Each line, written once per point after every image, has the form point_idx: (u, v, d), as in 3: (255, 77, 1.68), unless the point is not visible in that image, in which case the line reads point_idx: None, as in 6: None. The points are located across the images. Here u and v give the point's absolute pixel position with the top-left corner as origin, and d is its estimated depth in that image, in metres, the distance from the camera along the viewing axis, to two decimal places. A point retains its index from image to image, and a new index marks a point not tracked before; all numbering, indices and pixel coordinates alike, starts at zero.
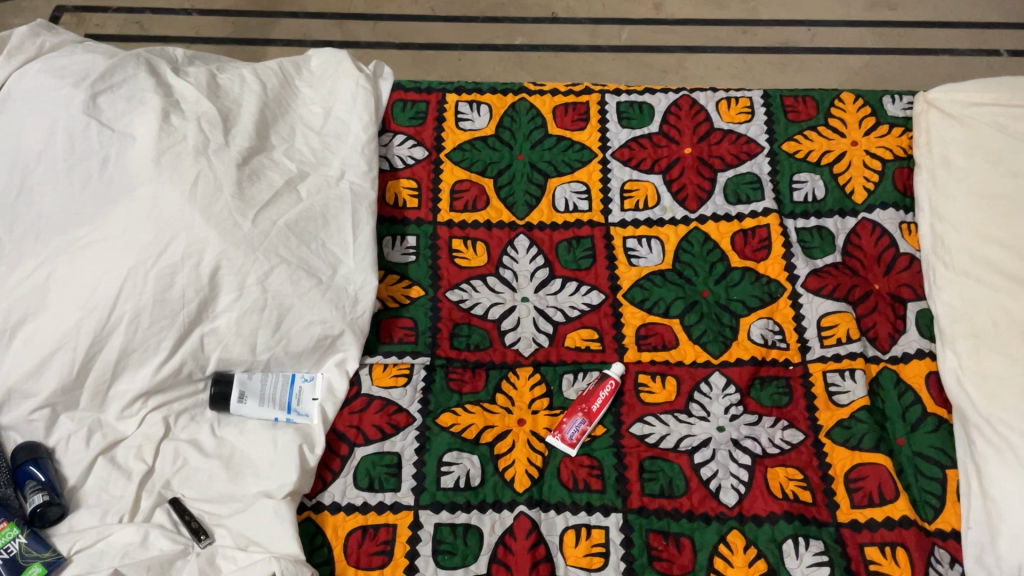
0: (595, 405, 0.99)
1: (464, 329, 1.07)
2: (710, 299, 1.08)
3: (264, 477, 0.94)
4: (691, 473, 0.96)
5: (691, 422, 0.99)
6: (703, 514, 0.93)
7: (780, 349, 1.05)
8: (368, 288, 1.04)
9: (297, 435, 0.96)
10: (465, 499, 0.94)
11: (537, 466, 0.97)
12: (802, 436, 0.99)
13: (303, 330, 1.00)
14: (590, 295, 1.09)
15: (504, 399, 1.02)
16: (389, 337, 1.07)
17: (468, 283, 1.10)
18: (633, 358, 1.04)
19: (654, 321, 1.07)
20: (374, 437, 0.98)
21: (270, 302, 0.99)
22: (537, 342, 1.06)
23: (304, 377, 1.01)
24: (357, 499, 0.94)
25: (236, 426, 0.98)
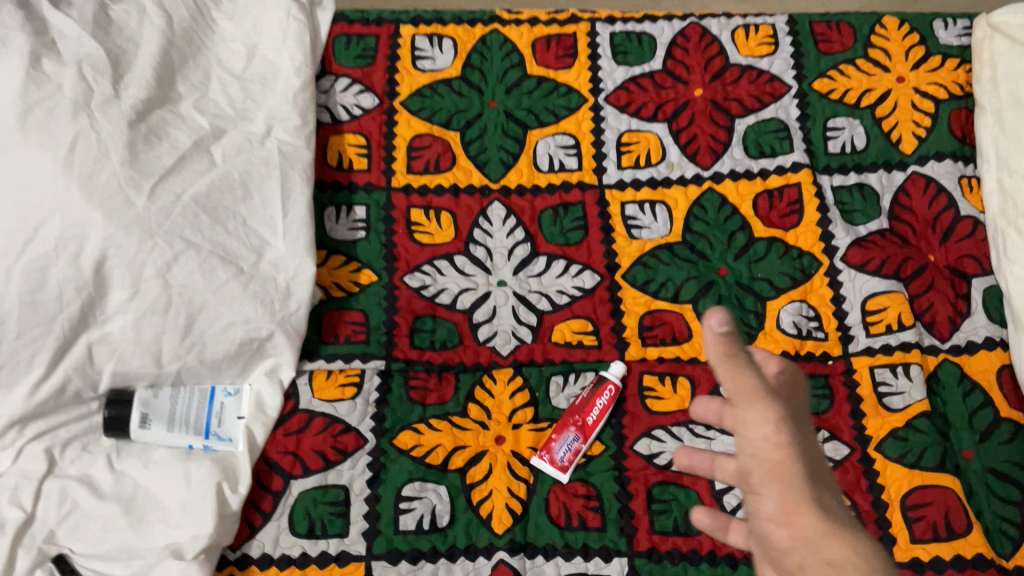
0: (591, 416, 0.80)
1: (427, 323, 0.87)
2: (729, 278, 0.88)
3: (173, 526, 0.74)
4: (711, 503, 0.78)
5: (710, 437, 0.81)
6: (728, 557, 0.76)
7: (817, 340, 0.84)
8: (303, 275, 0.83)
9: (215, 468, 0.76)
10: (431, 545, 0.76)
11: (519, 498, 0.78)
12: (847, 450, 0.79)
13: (221, 333, 0.79)
14: (582, 277, 0.88)
15: (478, 412, 0.83)
16: (334, 336, 0.86)
17: (431, 264, 0.89)
18: (637, 355, 0.85)
19: (661, 307, 0.87)
20: (315, 466, 0.79)
21: (177, 299, 0.77)
22: (518, 337, 0.86)
23: (226, 392, 0.81)
24: (294, 549, 0.75)
25: (139, 457, 0.78)
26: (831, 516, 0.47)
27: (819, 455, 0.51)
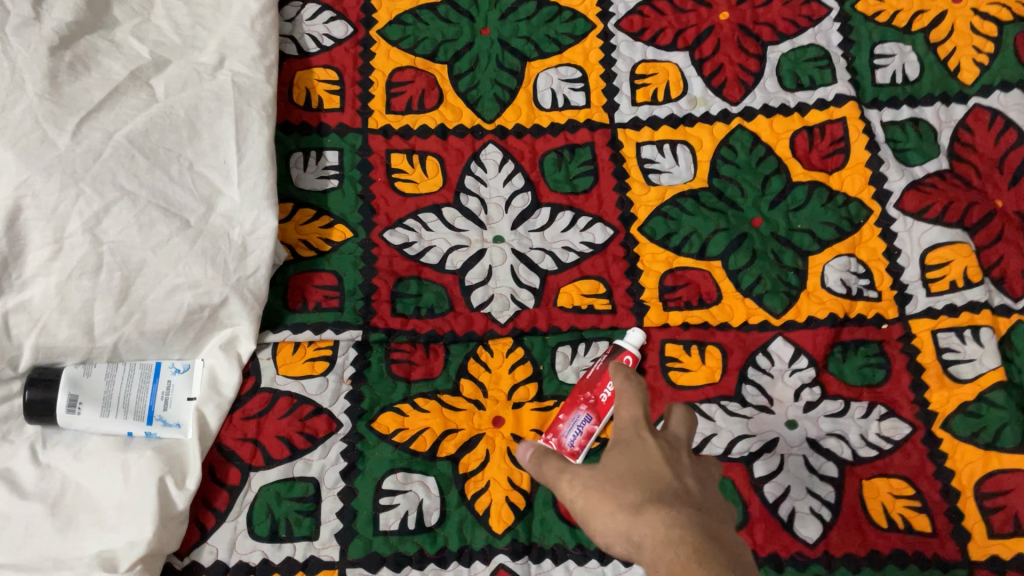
0: (605, 391, 0.68)
1: (412, 287, 0.74)
2: (764, 229, 0.75)
3: (109, 529, 0.61)
4: (750, 493, 0.65)
5: (747, 416, 0.68)
6: (772, 557, 0.63)
7: (868, 301, 0.72)
8: (262, 230, 0.70)
9: (158, 460, 0.64)
10: (417, 548, 0.64)
11: (522, 491, 0.66)
12: (909, 429, 0.67)
13: (164, 299, 0.66)
14: (592, 231, 0.76)
15: (471, 389, 0.70)
16: (302, 302, 0.73)
17: (415, 218, 0.76)
18: (658, 320, 0.72)
19: (685, 265, 0.74)
20: (279, 456, 0.66)
21: (109, 258, 0.65)
22: (518, 302, 0.74)
23: (173, 368, 0.68)
24: (253, 556, 0.63)
25: (69, 447, 0.65)
26: (617, 471, 0.50)
27: (640, 457, 0.50)
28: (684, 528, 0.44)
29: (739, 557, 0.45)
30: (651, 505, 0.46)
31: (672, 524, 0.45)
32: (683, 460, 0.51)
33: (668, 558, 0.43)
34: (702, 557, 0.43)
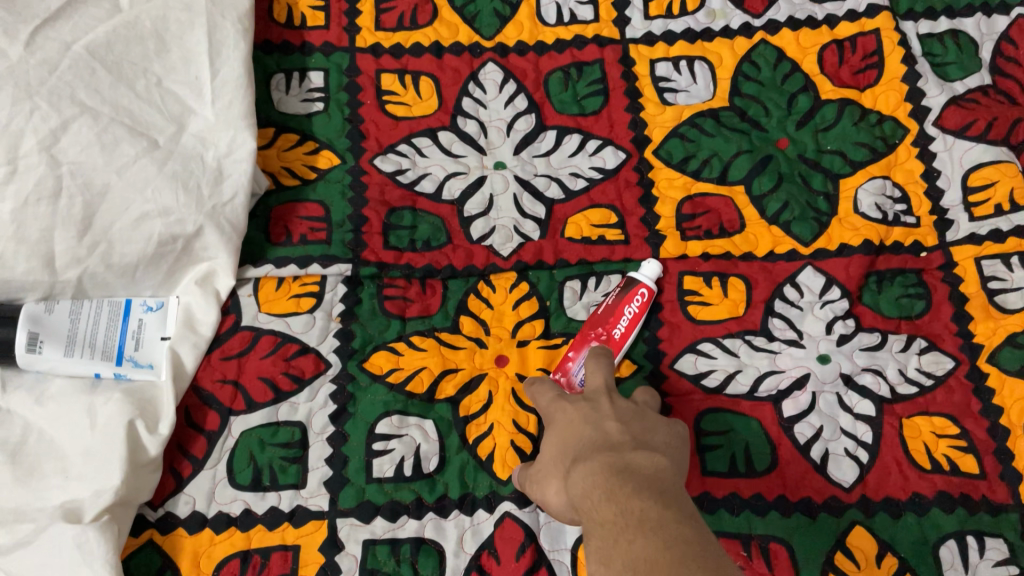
0: (618, 328, 0.61)
1: (405, 218, 0.68)
2: (790, 151, 0.69)
3: (74, 478, 0.55)
4: (778, 434, 0.59)
5: (774, 351, 0.62)
6: (805, 503, 0.57)
7: (905, 227, 0.66)
8: (238, 152, 0.64)
9: (127, 402, 0.58)
10: (415, 497, 0.57)
11: (528, 434, 0.60)
12: (952, 363, 0.61)
13: (133, 228, 0.60)
14: (602, 155, 0.69)
15: (472, 326, 0.64)
16: (286, 235, 0.67)
17: (409, 143, 0.70)
18: (675, 251, 0.66)
19: (705, 191, 0.68)
20: (261, 399, 0.61)
21: (70, 181, 0.58)
22: (522, 234, 0.67)
23: (145, 306, 0.63)
24: (233, 506, 0.57)
25: (31, 390, 0.59)
26: (558, 455, 0.50)
27: (567, 431, 0.51)
28: (593, 472, 0.44)
29: (659, 472, 0.44)
30: (574, 468, 0.47)
31: (584, 476, 0.44)
32: (603, 410, 0.51)
33: (588, 510, 0.43)
34: (608, 490, 0.42)
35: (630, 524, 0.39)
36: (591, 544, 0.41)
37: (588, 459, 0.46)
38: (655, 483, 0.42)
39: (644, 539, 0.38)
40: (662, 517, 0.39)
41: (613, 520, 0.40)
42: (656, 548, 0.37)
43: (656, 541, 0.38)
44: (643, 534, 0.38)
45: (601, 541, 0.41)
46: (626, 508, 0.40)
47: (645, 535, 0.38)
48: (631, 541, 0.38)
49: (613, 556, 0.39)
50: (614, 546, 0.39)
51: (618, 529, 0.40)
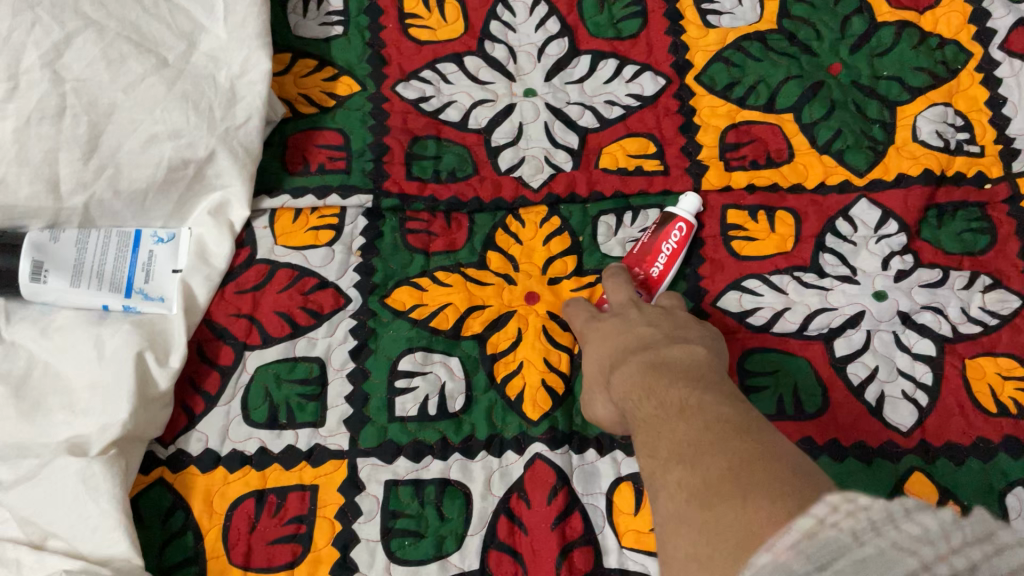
0: (656, 266, 0.57)
1: (429, 148, 0.64)
2: (843, 77, 0.64)
3: (81, 413, 0.52)
4: (829, 374, 0.55)
5: (826, 287, 0.58)
6: (859, 448, 0.53)
7: (968, 156, 0.61)
8: (252, 73, 0.60)
9: (137, 334, 0.54)
10: (440, 437, 0.54)
11: (560, 373, 0.56)
12: (1019, 301, 0.56)
13: (141, 150, 0.57)
14: (639, 81, 0.65)
15: (499, 261, 0.60)
16: (303, 164, 0.63)
17: (433, 70, 0.66)
18: (718, 182, 0.61)
19: (750, 119, 0.63)
20: (278, 334, 0.57)
21: (74, 99, 0.55)
22: (553, 165, 0.63)
23: (156, 237, 0.59)
24: (247, 444, 0.54)
25: (36, 321, 0.56)
26: (593, 362, 0.49)
27: (599, 338, 0.50)
28: (629, 371, 0.43)
29: (697, 360, 0.42)
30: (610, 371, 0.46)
31: (621, 376, 0.44)
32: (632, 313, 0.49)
33: (630, 408, 0.42)
34: (646, 384, 0.41)
35: (669, 413, 0.38)
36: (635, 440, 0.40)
37: (623, 360, 0.45)
38: (689, 369, 0.41)
39: (687, 422, 0.37)
40: (700, 399, 0.38)
41: (652, 413, 0.40)
42: (700, 430, 0.36)
43: (698, 423, 0.37)
44: (682, 417, 0.38)
45: (644, 437, 0.40)
46: (663, 399, 0.40)
47: (686, 419, 0.37)
48: (673, 428, 0.37)
49: (657, 446, 0.38)
50: (658, 437, 0.38)
51: (660, 419, 0.39)
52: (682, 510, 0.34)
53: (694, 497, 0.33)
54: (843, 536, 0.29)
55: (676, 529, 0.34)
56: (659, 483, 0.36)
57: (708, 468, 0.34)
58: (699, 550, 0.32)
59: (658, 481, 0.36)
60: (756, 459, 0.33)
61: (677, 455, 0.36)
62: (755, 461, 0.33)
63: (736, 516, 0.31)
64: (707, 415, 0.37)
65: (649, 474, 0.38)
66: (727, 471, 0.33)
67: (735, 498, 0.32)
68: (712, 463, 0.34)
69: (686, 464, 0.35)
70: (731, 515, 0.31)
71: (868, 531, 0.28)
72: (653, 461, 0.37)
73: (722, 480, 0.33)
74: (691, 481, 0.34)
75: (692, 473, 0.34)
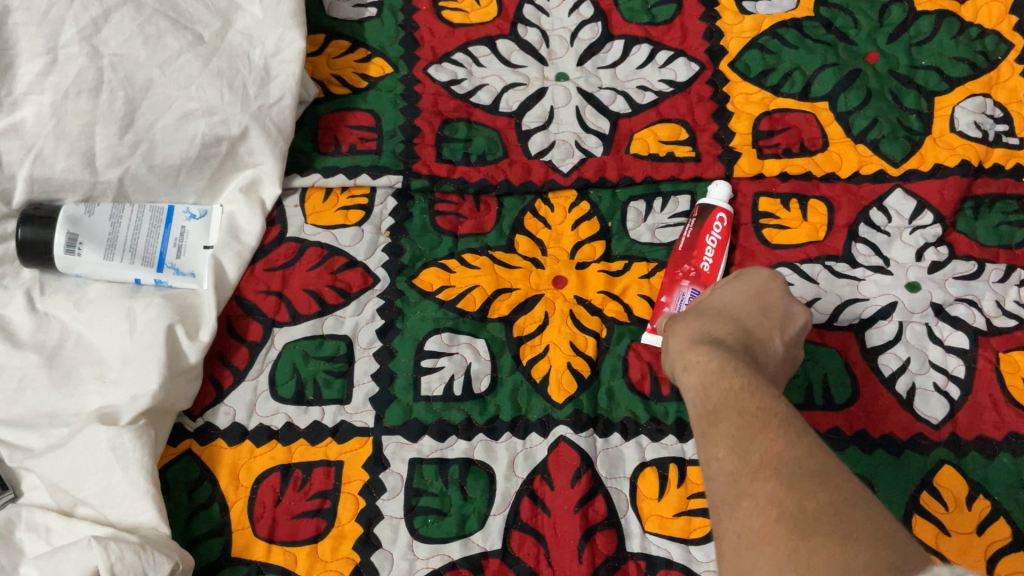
0: (706, 260, 0.57)
1: (460, 130, 0.64)
2: (881, 66, 0.63)
3: (111, 384, 0.53)
4: (860, 365, 0.54)
5: (858, 278, 0.57)
6: (888, 440, 0.52)
7: (1008, 148, 0.60)
8: (286, 52, 0.61)
9: (167, 308, 0.55)
10: (465, 417, 0.54)
11: (587, 357, 0.56)
12: None
13: (176, 127, 0.58)
14: (673, 67, 0.65)
15: (528, 245, 0.60)
16: (334, 144, 0.63)
17: (466, 53, 0.66)
18: (751, 170, 0.61)
19: (785, 107, 0.63)
20: (307, 311, 0.58)
21: (111, 74, 0.56)
22: (583, 149, 0.63)
23: (188, 214, 0.60)
24: (274, 419, 0.54)
25: (70, 295, 0.57)
26: (673, 339, 0.46)
27: (690, 322, 0.46)
28: (719, 361, 0.40)
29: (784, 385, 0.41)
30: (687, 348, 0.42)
31: (706, 361, 0.41)
32: (734, 313, 0.46)
33: (707, 394, 0.39)
34: (746, 384, 0.39)
35: (768, 419, 0.37)
36: (705, 429, 0.38)
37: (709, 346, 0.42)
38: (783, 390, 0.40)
39: (786, 439, 0.36)
40: (800, 425, 0.37)
41: (749, 409, 0.37)
42: (801, 453, 0.35)
43: (801, 444, 0.35)
44: (783, 432, 0.36)
45: (727, 425, 0.37)
46: (765, 402, 0.38)
47: (787, 435, 0.36)
48: (773, 440, 0.36)
49: (746, 446, 0.36)
50: (749, 438, 0.36)
51: (753, 421, 0.37)
52: (769, 529, 0.33)
53: (788, 524, 0.33)
54: None
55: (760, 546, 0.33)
56: (742, 489, 0.35)
57: (808, 498, 0.33)
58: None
59: (741, 486, 0.35)
60: (854, 505, 0.33)
61: (773, 469, 0.35)
62: (854, 510, 0.33)
63: (836, 560, 0.31)
64: (808, 441, 0.36)
65: (726, 475, 0.36)
66: (827, 509, 0.33)
67: (836, 539, 0.32)
68: (814, 498, 0.33)
69: (783, 484, 0.34)
70: (832, 559, 0.31)
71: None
72: (739, 464, 0.36)
73: (822, 518, 0.33)
74: (785, 505, 0.33)
75: (791, 496, 0.34)
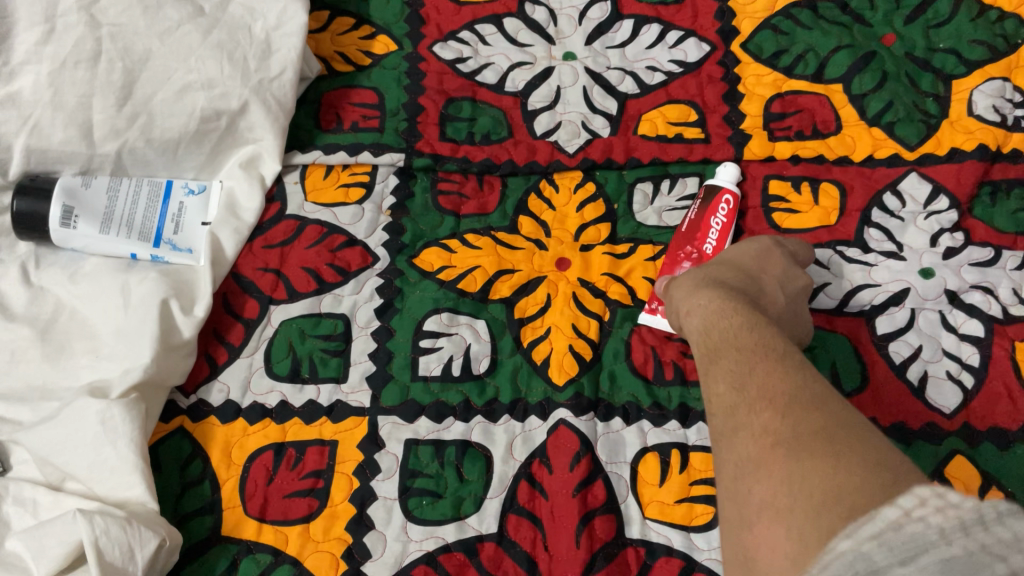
0: (708, 242, 0.56)
1: (465, 110, 0.63)
2: (897, 49, 0.61)
3: (104, 359, 0.52)
4: (870, 352, 0.53)
5: (869, 263, 0.55)
6: (899, 428, 0.50)
7: None
8: (288, 26, 0.60)
9: (162, 282, 0.54)
10: (463, 399, 0.53)
11: (589, 340, 0.55)
12: None
13: (175, 100, 0.57)
14: (683, 47, 0.63)
15: (532, 226, 0.59)
16: (336, 121, 0.62)
17: (472, 31, 0.65)
18: (761, 152, 0.59)
19: (797, 89, 0.61)
20: (305, 289, 0.56)
21: (109, 45, 0.55)
22: (590, 129, 0.62)
23: (186, 189, 0.59)
24: (268, 397, 0.53)
25: (65, 269, 0.56)
26: (676, 290, 0.49)
27: (698, 272, 0.50)
28: (725, 305, 0.44)
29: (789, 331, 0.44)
30: (693, 296, 0.47)
31: (708, 305, 0.45)
32: (746, 269, 0.50)
33: (714, 338, 0.43)
34: (748, 325, 0.42)
35: (767, 353, 0.40)
36: (711, 369, 0.42)
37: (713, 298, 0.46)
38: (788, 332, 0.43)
39: (783, 373, 0.39)
40: (800, 361, 0.40)
41: (749, 345, 0.41)
42: (796, 382, 0.38)
43: (796, 374, 0.38)
44: (781, 364, 0.39)
45: (729, 362, 0.41)
46: (765, 339, 0.41)
47: (785, 370, 0.39)
48: (769, 372, 0.39)
49: (745, 380, 0.39)
50: (748, 372, 0.39)
51: (752, 356, 0.40)
52: (761, 451, 0.36)
53: (782, 446, 0.35)
54: (929, 533, 0.28)
55: (754, 467, 0.36)
56: (740, 420, 0.38)
57: (801, 421, 0.36)
58: (779, 498, 0.33)
59: (741, 416, 0.38)
60: (847, 428, 0.35)
61: (769, 398, 0.38)
62: (849, 427, 0.35)
63: (824, 471, 0.33)
64: (804, 374, 0.38)
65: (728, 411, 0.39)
66: (819, 430, 0.35)
67: (825, 454, 0.34)
68: (806, 422, 0.35)
69: (777, 412, 0.37)
70: (822, 469, 0.33)
71: (962, 530, 0.27)
72: (738, 396, 0.39)
73: (813, 438, 0.34)
74: (779, 428, 0.36)
75: (783, 420, 0.36)
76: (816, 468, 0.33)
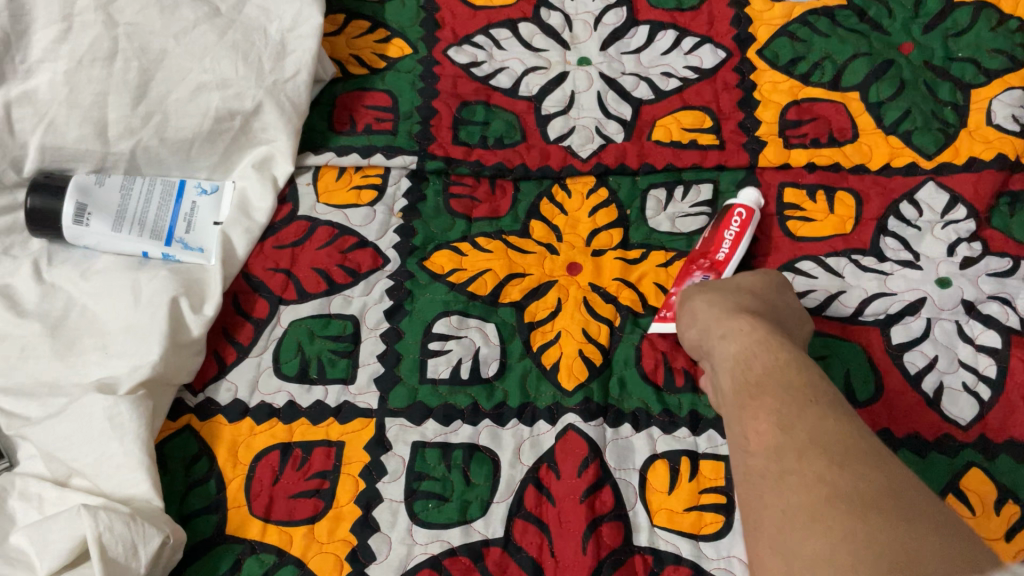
0: (721, 253, 0.55)
1: (478, 113, 0.63)
2: (915, 57, 0.61)
3: (113, 355, 0.52)
4: (885, 362, 0.52)
5: (885, 272, 0.55)
6: (914, 439, 0.49)
7: None
8: (303, 27, 0.60)
9: (172, 279, 0.54)
10: (471, 402, 0.52)
11: (599, 345, 0.54)
12: None
13: (189, 99, 0.57)
14: (699, 53, 0.63)
15: (543, 230, 0.59)
16: (349, 123, 0.62)
17: (487, 36, 0.65)
18: (776, 159, 0.59)
19: (813, 97, 0.61)
20: (315, 289, 0.56)
21: (125, 43, 0.55)
22: (604, 134, 0.61)
23: (200, 189, 0.59)
24: (276, 397, 0.53)
25: (77, 266, 0.56)
26: (706, 312, 0.48)
27: (735, 302, 0.48)
28: (769, 341, 0.42)
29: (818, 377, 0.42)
30: (733, 322, 0.45)
31: (751, 334, 0.43)
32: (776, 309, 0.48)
33: (755, 372, 0.41)
34: (795, 368, 0.40)
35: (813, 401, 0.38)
36: (750, 404, 0.40)
37: (757, 326, 0.44)
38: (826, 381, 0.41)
39: (834, 420, 0.36)
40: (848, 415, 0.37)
41: (800, 388, 0.39)
42: (845, 433, 0.36)
43: (846, 426, 0.36)
44: (830, 413, 0.37)
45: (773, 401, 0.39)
46: (814, 385, 0.39)
47: (836, 416, 0.37)
48: (821, 416, 0.36)
49: (794, 424, 0.37)
50: (799, 417, 0.37)
51: (802, 400, 0.38)
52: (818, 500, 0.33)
53: (839, 500, 0.32)
54: None
55: (804, 512, 0.33)
56: (788, 464, 0.35)
57: (862, 477, 0.33)
58: (839, 554, 0.30)
59: (789, 462, 0.35)
60: (911, 488, 0.33)
61: (821, 447, 0.35)
62: (911, 492, 0.32)
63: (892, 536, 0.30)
64: (856, 427, 0.36)
65: (771, 445, 0.37)
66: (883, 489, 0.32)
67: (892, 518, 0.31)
68: (865, 479, 0.33)
69: (833, 461, 0.34)
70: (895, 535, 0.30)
71: None
72: (788, 435, 0.36)
73: (881, 496, 0.32)
74: (836, 478, 0.33)
75: (842, 472, 0.33)
76: (881, 522, 0.31)
